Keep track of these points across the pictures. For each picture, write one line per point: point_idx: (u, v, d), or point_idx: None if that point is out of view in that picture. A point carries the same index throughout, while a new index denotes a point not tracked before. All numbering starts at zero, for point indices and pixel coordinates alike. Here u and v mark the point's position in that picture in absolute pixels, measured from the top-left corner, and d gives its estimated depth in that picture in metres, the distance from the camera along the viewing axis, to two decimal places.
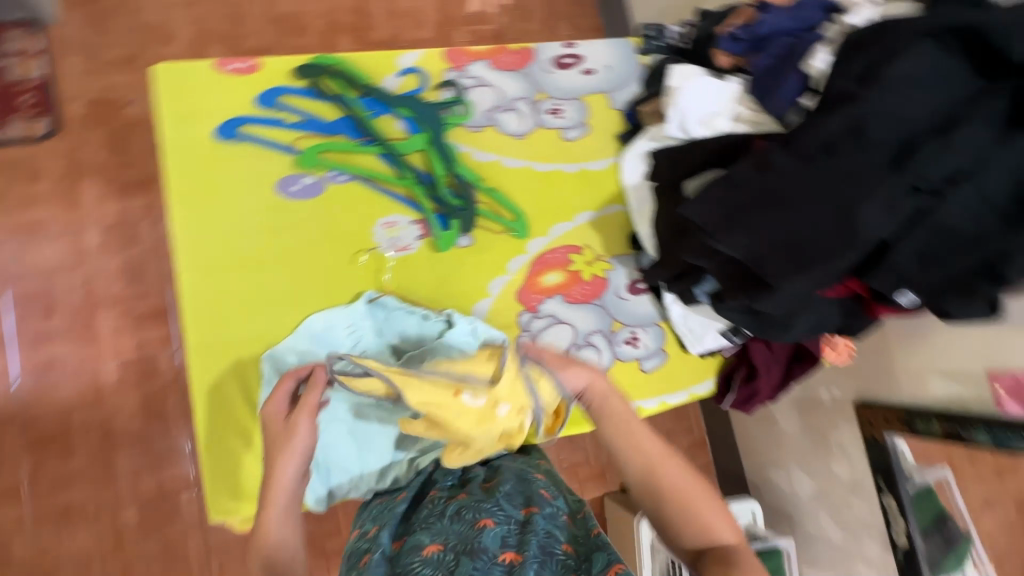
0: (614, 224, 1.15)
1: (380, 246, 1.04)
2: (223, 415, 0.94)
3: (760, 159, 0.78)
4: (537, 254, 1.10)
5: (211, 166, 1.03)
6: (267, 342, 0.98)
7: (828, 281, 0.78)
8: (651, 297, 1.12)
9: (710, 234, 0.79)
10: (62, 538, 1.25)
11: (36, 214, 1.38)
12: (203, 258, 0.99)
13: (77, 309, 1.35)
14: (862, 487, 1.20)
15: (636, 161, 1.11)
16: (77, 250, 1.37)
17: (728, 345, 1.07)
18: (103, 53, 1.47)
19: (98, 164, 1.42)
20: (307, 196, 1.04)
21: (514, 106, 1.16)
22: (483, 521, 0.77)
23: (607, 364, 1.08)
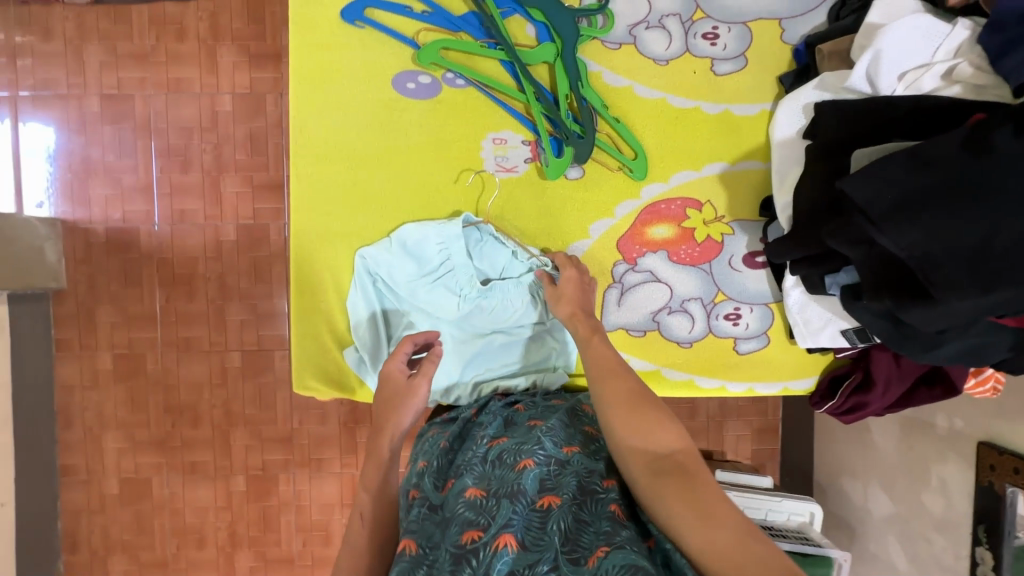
0: (747, 183, 0.97)
1: (487, 164, 0.94)
2: (333, 305, 0.96)
3: (972, 136, 0.64)
4: (649, 202, 0.96)
5: (330, 54, 0.92)
6: (360, 240, 0.94)
7: (1011, 309, 0.65)
8: (767, 274, 0.97)
9: (871, 222, 0.68)
10: (187, 489, 1.51)
11: (185, 203, 1.47)
12: (312, 146, 0.93)
13: (212, 297, 1.49)
14: (955, 526, 1.10)
15: (792, 113, 0.91)
16: (217, 240, 1.48)
17: (846, 347, 0.91)
18: (252, 45, 1.45)
19: (239, 164, 1.46)
20: (423, 97, 0.93)
21: (663, 25, 0.94)
22: (523, 462, 0.69)
23: (697, 335, 0.98)
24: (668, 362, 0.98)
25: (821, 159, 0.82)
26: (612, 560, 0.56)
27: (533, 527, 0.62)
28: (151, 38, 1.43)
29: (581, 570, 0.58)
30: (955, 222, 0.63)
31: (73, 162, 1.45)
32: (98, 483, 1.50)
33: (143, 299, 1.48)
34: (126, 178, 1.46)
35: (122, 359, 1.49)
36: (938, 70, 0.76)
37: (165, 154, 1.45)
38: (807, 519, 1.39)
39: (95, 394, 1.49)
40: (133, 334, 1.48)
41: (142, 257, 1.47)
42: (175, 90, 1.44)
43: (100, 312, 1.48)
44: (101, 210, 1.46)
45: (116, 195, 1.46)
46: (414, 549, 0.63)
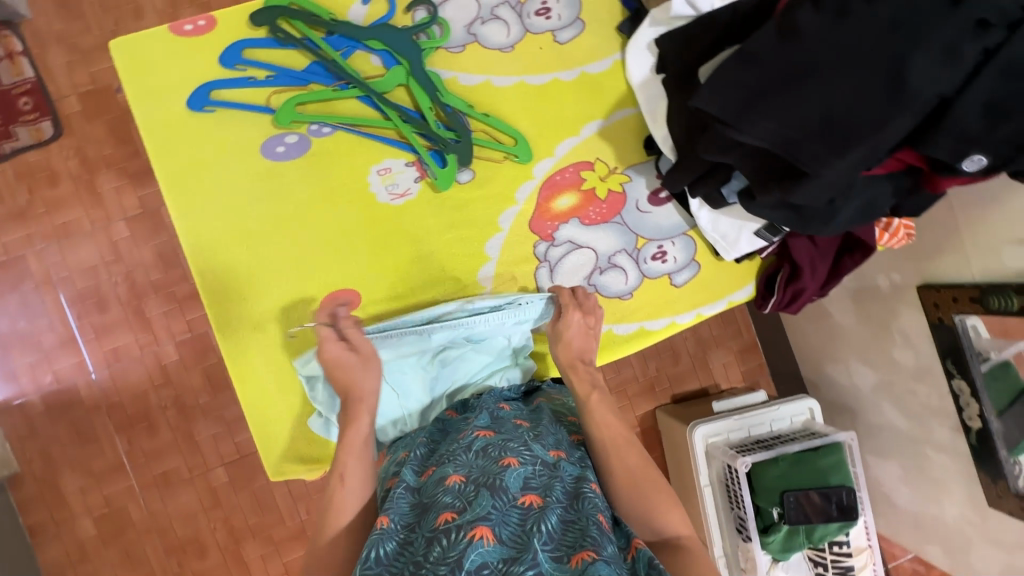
0: (627, 131, 1.01)
1: (380, 197, 0.95)
2: (281, 382, 0.93)
3: (784, 22, 0.68)
4: (545, 178, 0.99)
5: (192, 145, 0.92)
6: (284, 312, 0.93)
7: (876, 159, 0.69)
8: (675, 207, 1.01)
9: (730, 126, 0.71)
10: None
11: (116, 341, 1.42)
12: (206, 237, 0.92)
13: (174, 424, 1.43)
14: (931, 371, 1.15)
15: (640, 55, 0.96)
16: (160, 366, 1.43)
17: (766, 246, 0.96)
18: (129, 165, 1.42)
19: (155, 283, 1.43)
20: (296, 155, 0.94)
21: (496, 16, 0.98)
22: (508, 459, 0.67)
23: (634, 285, 1.01)
24: (616, 319, 1.00)
25: (676, 86, 0.87)
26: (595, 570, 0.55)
27: (514, 524, 0.60)
28: (23, 193, 1.38)
29: (563, 568, 0.57)
30: (798, 103, 0.67)
31: None
32: None
33: (105, 451, 1.41)
34: (46, 338, 1.40)
35: (104, 520, 1.40)
36: None
37: (78, 300, 1.40)
38: (809, 416, 1.44)
39: (87, 566, 1.39)
40: (106, 491, 1.40)
41: (89, 410, 1.41)
42: (65, 235, 1.40)
43: (65, 481, 1.40)
44: (30, 378, 1.39)
45: (41, 359, 1.39)
46: (386, 523, 0.64)
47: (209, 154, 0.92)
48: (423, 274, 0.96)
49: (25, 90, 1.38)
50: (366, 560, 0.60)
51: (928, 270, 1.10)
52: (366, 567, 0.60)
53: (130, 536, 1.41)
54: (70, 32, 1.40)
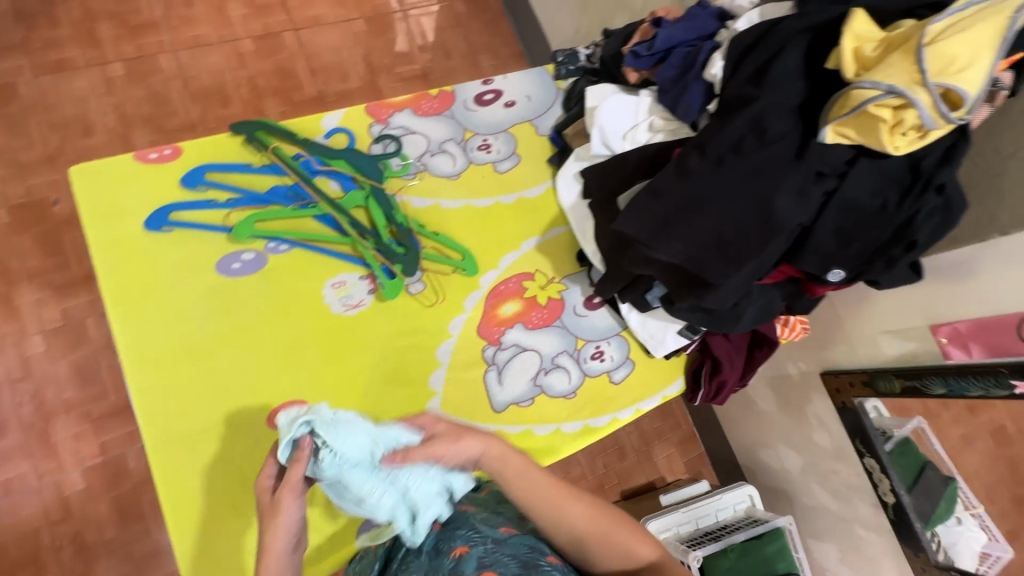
0: (561, 245, 1.14)
1: (334, 308, 0.99)
2: (218, 507, 0.86)
3: (679, 165, 0.85)
4: (490, 288, 1.08)
5: (145, 264, 0.93)
6: (228, 428, 0.90)
7: (764, 271, 0.84)
8: (608, 310, 1.13)
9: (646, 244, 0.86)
10: None
11: (9, 471, 1.26)
12: (150, 354, 0.90)
13: (69, 566, 1.24)
14: (846, 451, 1.27)
15: (569, 183, 1.13)
16: (61, 496, 1.27)
17: (688, 343, 1.07)
18: (56, 276, 1.37)
19: (68, 401, 1.32)
20: (251, 271, 0.97)
21: (444, 150, 1.13)
22: (459, 549, 0.72)
23: (577, 383, 1.07)
24: (563, 418, 1.05)
25: (600, 209, 1.03)
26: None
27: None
28: None
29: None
30: (699, 227, 0.82)
31: None
32: None
33: None
34: None
35: None
36: (644, 126, 1.02)
37: None
38: (750, 503, 1.50)
39: None
40: None
41: None
42: None
43: None
44: None
45: None
46: None
47: (161, 273, 0.94)
48: (376, 382, 0.98)
49: None
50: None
51: (826, 360, 1.26)
52: None
53: None
54: (9, 147, 1.41)
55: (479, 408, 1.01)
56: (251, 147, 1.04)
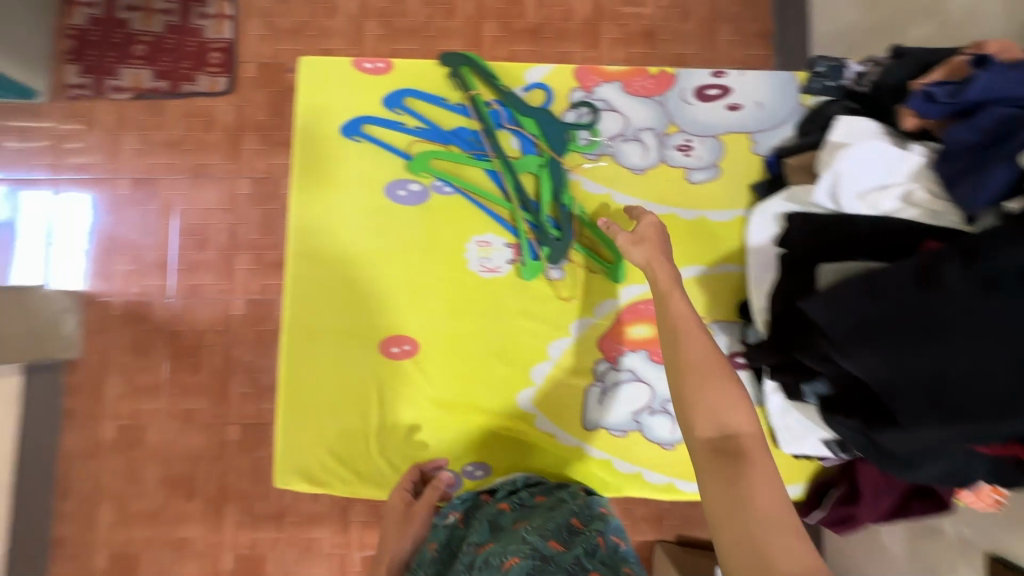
0: (725, 285, 0.99)
1: (471, 265, 0.99)
2: (319, 400, 0.96)
3: (925, 267, 0.64)
4: (628, 303, 0.99)
5: (330, 165, 1.00)
6: (348, 336, 0.97)
7: (981, 440, 0.63)
8: (750, 375, 0.97)
9: (833, 344, 0.69)
10: (175, 566, 1.51)
11: (198, 279, 1.56)
12: (310, 248, 0.99)
13: (216, 368, 1.54)
14: None
15: (765, 222, 0.95)
16: (226, 314, 1.55)
17: (830, 457, 0.90)
18: (273, 135, 1.57)
19: (252, 242, 1.56)
20: (413, 203, 1.00)
21: (638, 138, 1.01)
22: (507, 564, 0.68)
23: (680, 437, 0.97)
24: (649, 464, 0.97)
25: (791, 269, 0.86)
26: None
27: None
28: (181, 128, 1.57)
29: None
30: (921, 355, 0.63)
31: (101, 239, 1.57)
32: (86, 557, 1.51)
33: (151, 368, 1.55)
34: (147, 255, 1.56)
35: (124, 429, 1.54)
36: (897, 193, 0.80)
37: (185, 233, 1.56)
38: None
39: (95, 464, 1.53)
40: (137, 405, 1.54)
41: (153, 329, 1.55)
42: (199, 175, 1.57)
43: (109, 383, 1.55)
44: (121, 284, 1.56)
45: (135, 270, 1.56)
46: None
47: (340, 178, 1.01)
48: (483, 349, 0.98)
49: (219, 47, 1.58)
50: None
51: None
52: None
53: (138, 454, 1.53)
54: (273, 11, 1.59)
55: (568, 418, 0.96)
56: (453, 81, 1.02)
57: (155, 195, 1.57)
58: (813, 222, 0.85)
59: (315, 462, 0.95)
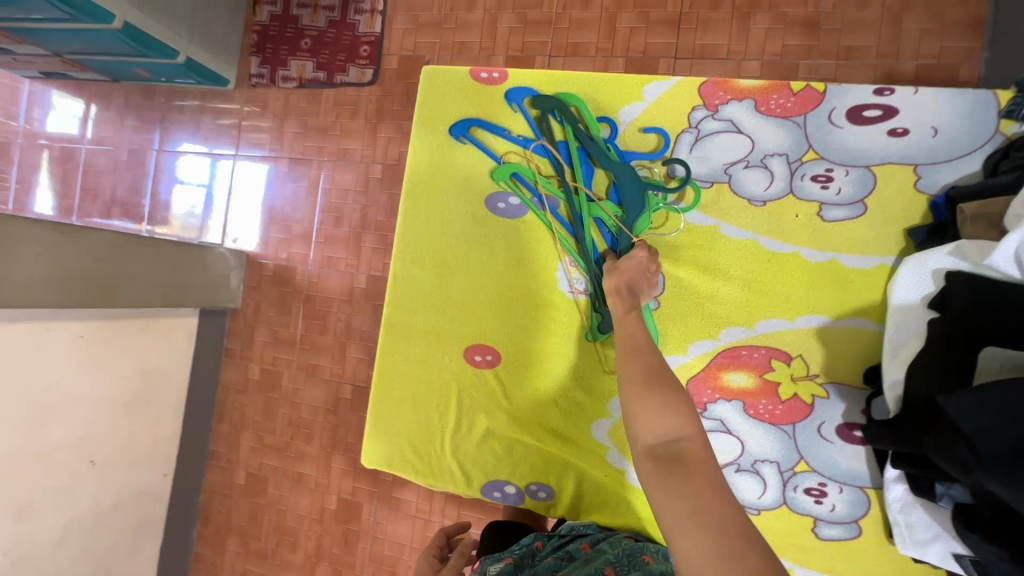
0: (853, 343, 0.85)
1: (560, 284, 0.97)
2: (405, 392, 1.03)
3: None
4: (728, 345, 0.89)
5: (439, 172, 1.04)
6: (436, 337, 1.02)
7: None
8: (868, 454, 0.83)
9: (975, 458, 0.56)
10: (292, 494, 1.77)
11: (333, 253, 1.75)
12: (411, 250, 1.05)
13: (338, 334, 1.74)
14: None
15: (917, 278, 0.79)
16: (351, 286, 1.73)
17: (960, 572, 0.74)
18: (405, 125, 1.69)
19: (378, 224, 1.71)
20: (511, 216, 1.00)
21: (764, 165, 0.89)
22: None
23: (768, 504, 0.87)
24: None
25: (940, 343, 0.71)
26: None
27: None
28: (332, 115, 1.75)
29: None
30: None
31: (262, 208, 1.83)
32: (232, 470, 1.84)
33: (290, 326, 1.79)
34: (295, 227, 1.80)
35: (266, 372, 1.81)
36: None
37: (325, 211, 1.75)
38: None
39: (244, 397, 1.84)
40: (277, 354, 1.81)
41: (294, 292, 1.79)
42: (340, 160, 1.74)
43: (259, 332, 1.83)
44: (273, 250, 1.81)
45: (285, 239, 1.80)
46: None
47: (447, 184, 1.04)
48: (562, 372, 0.96)
49: (368, 40, 1.71)
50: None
51: None
52: None
53: (274, 395, 1.81)
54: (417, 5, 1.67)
55: None
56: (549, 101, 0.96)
57: (305, 173, 1.78)
58: (983, 296, 0.70)
59: (394, 450, 1.04)
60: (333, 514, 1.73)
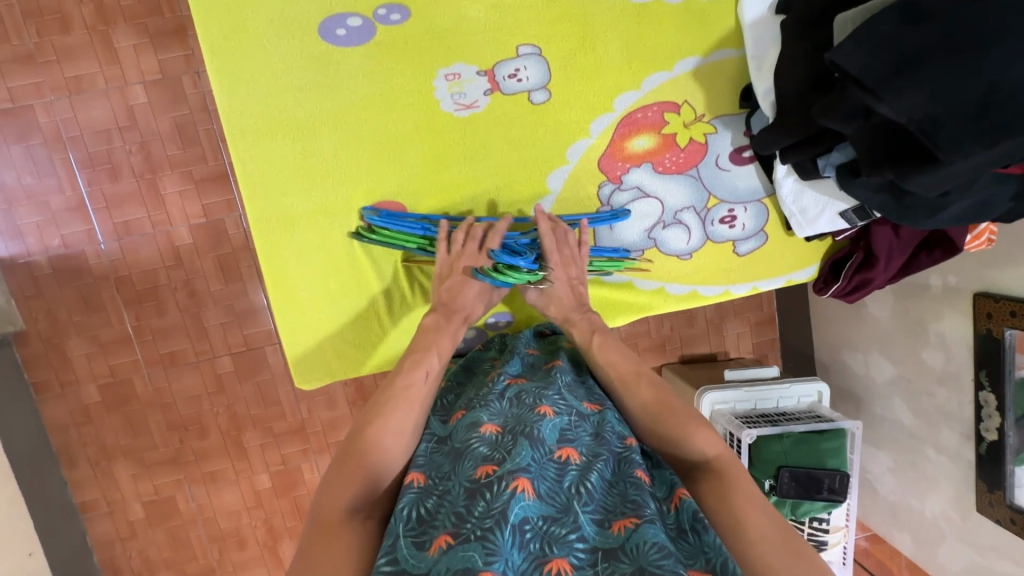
0: (725, 75, 0.90)
1: (444, 105, 0.86)
2: (315, 291, 0.90)
3: None
4: (624, 114, 0.90)
5: (244, 10, 0.80)
6: (328, 216, 0.88)
7: (1013, 157, 0.62)
8: (757, 169, 0.94)
9: (869, 93, 0.63)
10: (213, 496, 1.49)
11: (127, 214, 1.34)
12: (249, 124, 0.83)
13: (183, 306, 1.39)
14: (957, 377, 1.12)
15: None
16: (172, 246, 1.36)
17: (845, 228, 0.90)
18: (150, 22, 1.26)
19: (172, 160, 1.32)
20: (356, 43, 0.82)
21: None
22: (544, 409, 0.71)
23: (695, 246, 0.97)
24: (670, 278, 0.99)
25: (800, 30, 0.78)
26: (641, 535, 0.57)
27: (551, 480, 0.64)
28: (32, 34, 1.24)
29: (607, 530, 0.59)
30: (960, 70, 0.58)
31: None
32: (122, 510, 1.47)
33: (111, 322, 1.38)
34: (53, 197, 1.31)
35: (108, 388, 1.41)
36: None
37: (89, 163, 1.30)
38: (816, 399, 1.41)
39: (91, 427, 1.42)
40: (112, 361, 1.39)
41: (96, 279, 1.36)
42: (77, 91, 1.27)
43: (71, 345, 1.38)
44: (37, 237, 1.32)
45: (47, 220, 1.32)
46: (421, 482, 0.65)
47: (261, 24, 0.81)
48: (479, 199, 0.91)
49: None
50: (403, 516, 0.61)
51: (989, 278, 1.03)
52: (408, 524, 0.60)
53: (135, 407, 1.42)
54: None
55: None
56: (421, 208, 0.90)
57: (29, 120, 1.27)
58: None
59: (331, 356, 0.94)
60: (272, 493, 1.52)
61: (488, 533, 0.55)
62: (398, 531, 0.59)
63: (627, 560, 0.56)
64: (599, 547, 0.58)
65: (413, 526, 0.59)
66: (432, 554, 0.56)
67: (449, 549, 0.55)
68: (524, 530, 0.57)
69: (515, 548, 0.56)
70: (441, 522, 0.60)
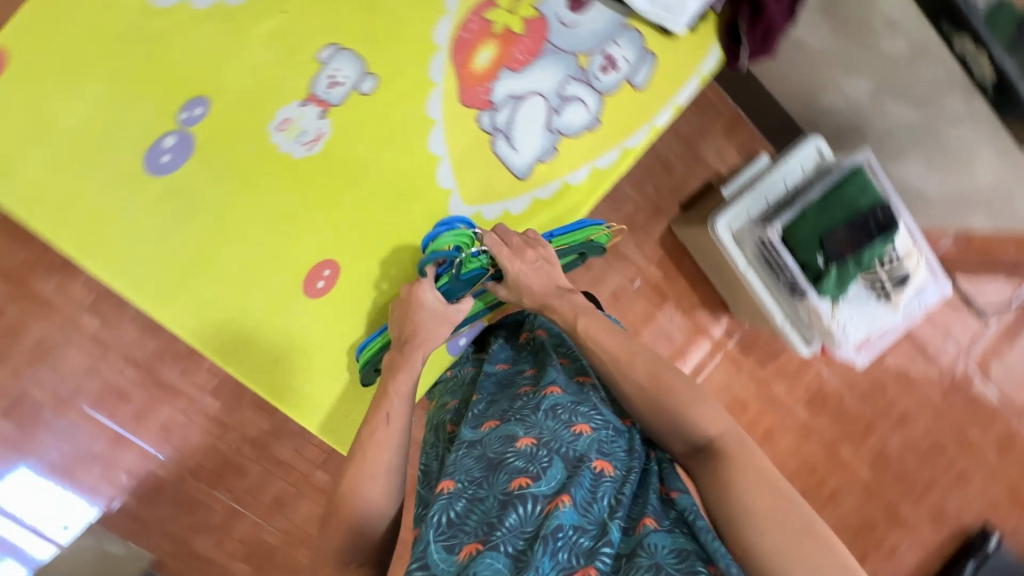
0: None
1: (295, 153, 0.84)
2: (304, 378, 0.93)
3: None
4: (450, 42, 0.86)
5: (74, 201, 0.76)
6: (273, 311, 0.88)
7: None
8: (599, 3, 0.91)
9: None
10: None
11: (154, 420, 1.32)
12: (154, 291, 0.82)
13: (258, 458, 1.41)
14: (925, 48, 1.09)
15: None
16: (211, 418, 1.36)
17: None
18: (36, 250, 1.18)
19: (155, 351, 1.29)
20: (186, 159, 0.80)
21: None
22: (580, 425, 0.74)
23: (595, 111, 0.95)
24: (594, 155, 0.97)
25: None
26: (655, 538, 0.62)
27: (587, 489, 0.67)
28: None
29: (627, 537, 0.64)
30: None
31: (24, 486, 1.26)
32: None
33: (214, 508, 1.41)
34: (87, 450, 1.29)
35: (251, 558, 1.46)
36: None
37: (87, 404, 1.26)
38: (818, 155, 1.46)
39: None
40: (238, 534, 1.44)
41: (174, 486, 1.36)
42: (25, 352, 1.21)
43: (198, 547, 1.42)
44: (100, 491, 1.31)
45: (95, 473, 1.30)
46: (451, 487, 0.73)
47: (101, 206, 0.78)
48: (381, 205, 0.90)
49: None
50: (434, 522, 0.68)
51: None
52: (438, 529, 0.67)
53: (283, 557, 1.48)
54: None
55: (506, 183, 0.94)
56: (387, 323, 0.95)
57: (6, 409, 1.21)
58: None
59: (352, 416, 0.98)
60: None
61: (519, 553, 0.61)
62: (429, 537, 0.67)
63: (644, 556, 0.61)
64: (622, 553, 0.63)
65: (443, 532, 0.67)
66: (460, 558, 0.64)
67: (476, 553, 0.62)
68: (557, 538, 0.62)
69: (547, 556, 0.61)
70: (469, 528, 0.67)
